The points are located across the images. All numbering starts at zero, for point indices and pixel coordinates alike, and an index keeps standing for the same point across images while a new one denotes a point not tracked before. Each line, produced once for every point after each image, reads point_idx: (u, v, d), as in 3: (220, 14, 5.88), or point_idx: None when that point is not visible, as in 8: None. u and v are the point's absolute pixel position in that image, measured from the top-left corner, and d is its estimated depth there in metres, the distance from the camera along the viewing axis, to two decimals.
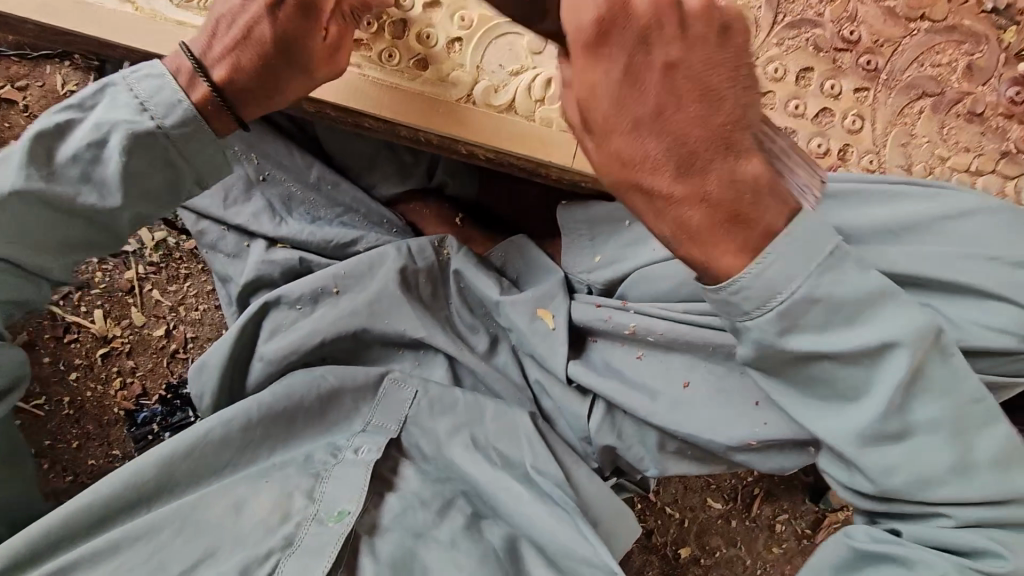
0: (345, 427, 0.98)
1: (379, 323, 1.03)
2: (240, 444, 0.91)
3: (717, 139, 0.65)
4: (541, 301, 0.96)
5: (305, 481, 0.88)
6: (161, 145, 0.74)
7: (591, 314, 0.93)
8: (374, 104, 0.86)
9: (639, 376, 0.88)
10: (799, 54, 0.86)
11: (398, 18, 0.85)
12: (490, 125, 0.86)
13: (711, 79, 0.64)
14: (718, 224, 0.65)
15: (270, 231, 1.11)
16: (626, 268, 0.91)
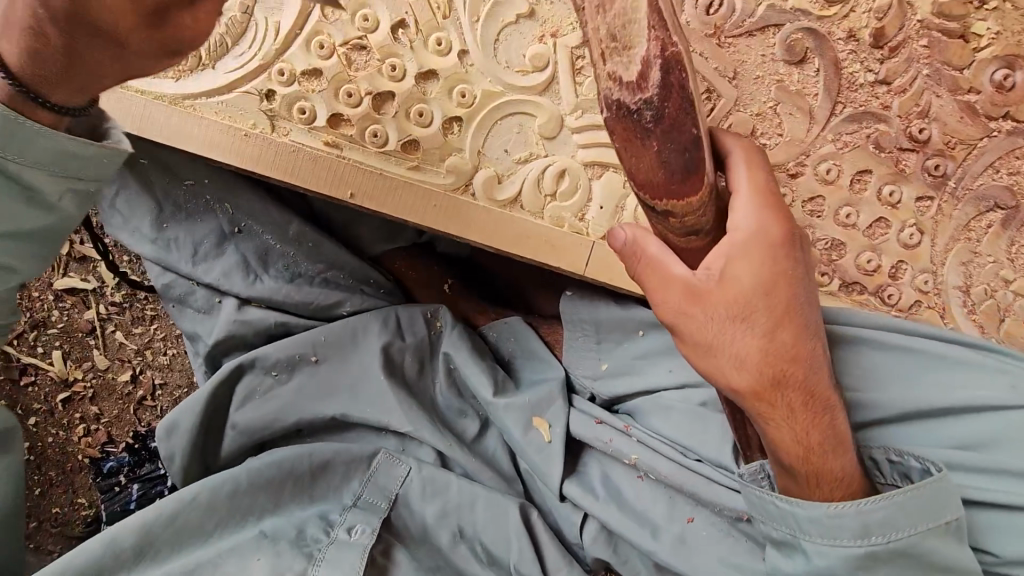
0: (336, 496, 0.89)
1: (360, 409, 0.93)
2: (227, 511, 0.84)
3: (783, 365, 0.59)
4: (536, 408, 0.87)
5: (297, 563, 0.79)
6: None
7: (588, 429, 0.84)
8: (354, 190, 0.73)
9: (640, 502, 0.80)
10: (857, 154, 0.73)
11: (385, 90, 0.71)
12: (491, 221, 0.74)
13: (797, 309, 0.60)
14: (817, 459, 0.61)
15: (241, 290, 0.97)
16: (639, 388, 0.83)
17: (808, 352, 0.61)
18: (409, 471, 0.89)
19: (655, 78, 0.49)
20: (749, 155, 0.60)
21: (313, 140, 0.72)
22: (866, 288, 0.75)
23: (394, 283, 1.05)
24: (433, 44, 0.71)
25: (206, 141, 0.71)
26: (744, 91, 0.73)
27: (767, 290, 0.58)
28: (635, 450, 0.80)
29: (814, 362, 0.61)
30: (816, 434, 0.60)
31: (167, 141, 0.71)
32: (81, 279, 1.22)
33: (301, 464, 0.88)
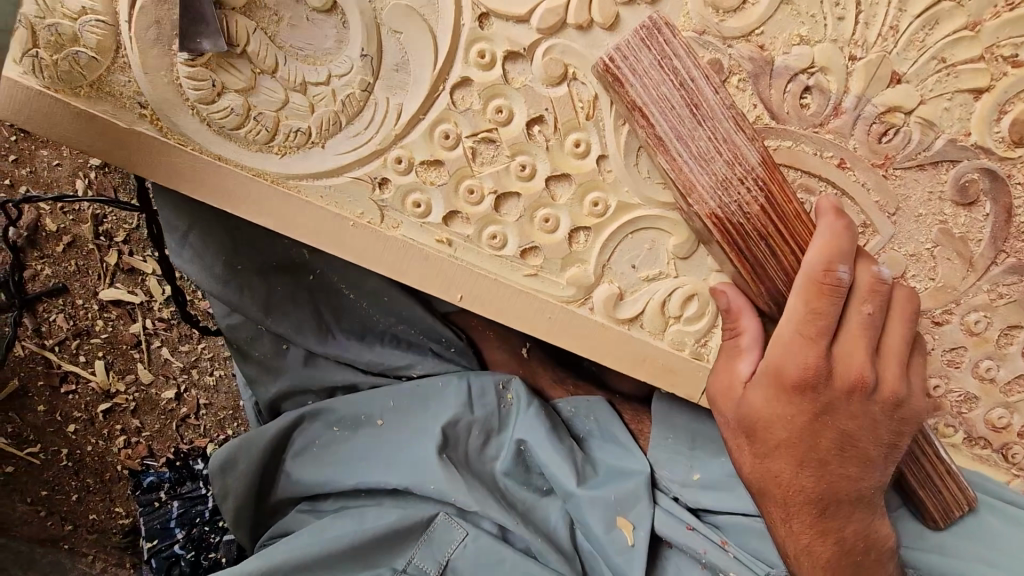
0: (387, 561, 0.86)
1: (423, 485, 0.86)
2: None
3: (790, 488, 0.62)
4: (620, 506, 0.82)
5: None
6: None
7: (680, 534, 0.81)
8: (465, 293, 0.67)
9: None
10: (1012, 308, 0.67)
11: (511, 190, 0.65)
12: (605, 338, 0.68)
13: (814, 448, 0.60)
14: (809, 570, 0.65)
15: (313, 344, 0.94)
16: (722, 506, 0.81)
17: (817, 486, 0.61)
18: (466, 537, 0.85)
19: (700, 191, 0.58)
20: (827, 294, 0.55)
21: (427, 236, 0.66)
22: (991, 445, 0.72)
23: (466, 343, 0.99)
24: (570, 145, 0.63)
25: (311, 228, 0.66)
26: (902, 229, 0.66)
27: (792, 423, 0.59)
28: (736, 568, 0.78)
29: (825, 496, 0.62)
30: (819, 550, 0.64)
31: (272, 224, 0.67)
32: (128, 291, 1.16)
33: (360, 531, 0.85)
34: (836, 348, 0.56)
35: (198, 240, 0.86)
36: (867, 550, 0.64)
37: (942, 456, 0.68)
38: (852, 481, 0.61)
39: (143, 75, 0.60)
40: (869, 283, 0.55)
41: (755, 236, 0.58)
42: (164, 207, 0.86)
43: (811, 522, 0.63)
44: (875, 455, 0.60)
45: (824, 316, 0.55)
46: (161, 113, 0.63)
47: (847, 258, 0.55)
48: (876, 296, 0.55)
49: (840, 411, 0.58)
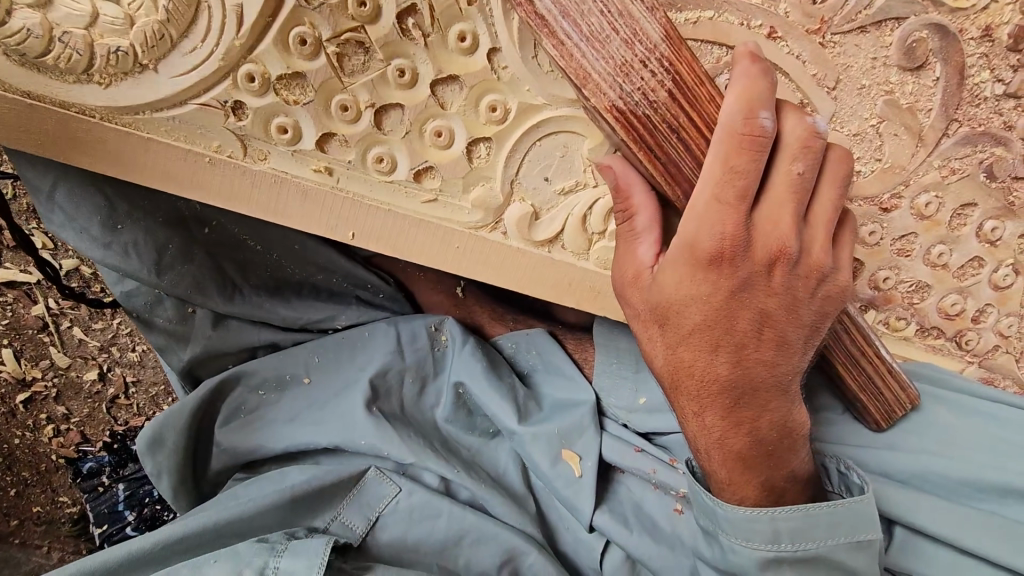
0: (308, 520, 0.84)
1: (357, 442, 0.85)
2: (191, 544, 0.79)
3: (703, 377, 0.54)
4: (566, 439, 0.80)
5: (258, 556, 0.73)
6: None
7: (623, 456, 0.79)
8: (357, 229, 0.58)
9: (674, 534, 0.78)
10: (965, 185, 0.61)
11: (392, 102, 0.55)
12: (524, 264, 0.61)
13: (731, 331, 0.52)
14: (720, 460, 0.57)
15: (221, 305, 0.87)
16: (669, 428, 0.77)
17: (732, 373, 0.53)
18: (396, 493, 0.85)
19: (593, 79, 0.48)
20: (749, 149, 0.45)
21: (302, 167, 0.56)
22: (943, 334, 0.68)
23: (394, 288, 0.94)
24: (454, 40, 0.52)
25: (161, 172, 0.55)
26: (846, 105, 0.58)
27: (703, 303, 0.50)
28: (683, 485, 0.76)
29: (738, 384, 0.53)
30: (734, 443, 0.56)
31: (117, 172, 0.55)
32: (20, 271, 1.04)
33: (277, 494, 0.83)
34: (756, 213, 0.48)
35: (66, 198, 0.77)
36: (783, 441, 0.56)
37: (883, 354, 0.60)
38: (772, 368, 0.53)
39: None
40: (800, 138, 0.46)
41: (664, 129, 0.49)
42: (18, 162, 0.75)
43: (726, 412, 0.55)
44: (796, 341, 0.53)
45: (744, 174, 0.45)
46: None
47: (768, 105, 0.45)
48: (808, 152, 0.46)
49: (759, 285, 0.50)
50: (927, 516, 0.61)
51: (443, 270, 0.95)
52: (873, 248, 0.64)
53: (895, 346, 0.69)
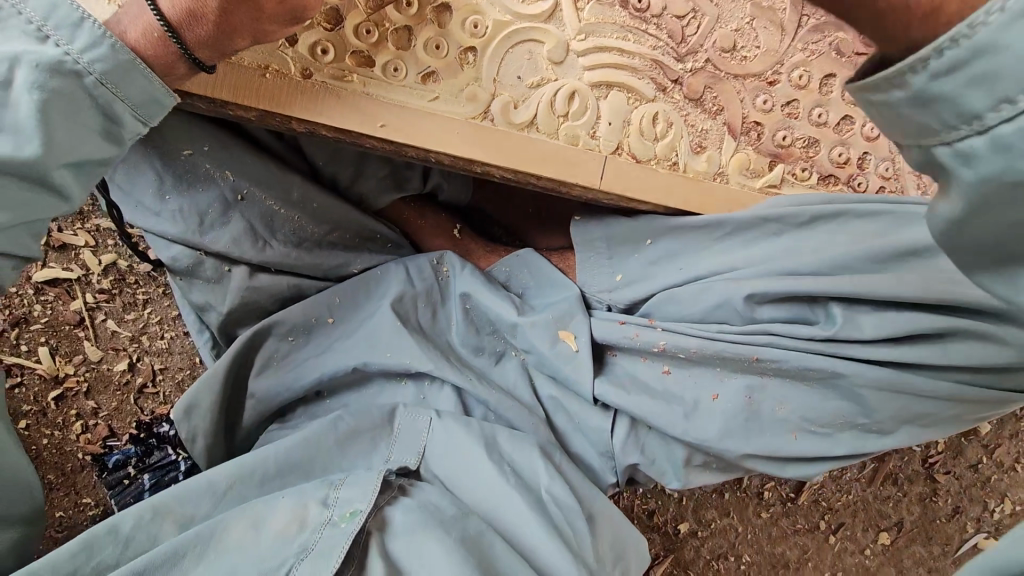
0: (362, 462, 0.92)
1: (383, 357, 0.97)
2: (258, 482, 0.87)
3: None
4: (561, 322, 0.92)
5: (319, 490, 0.82)
6: (93, 92, 0.61)
7: (612, 331, 0.89)
8: (382, 123, 0.76)
9: (667, 391, 0.86)
10: (823, 60, 0.83)
11: (402, 25, 0.75)
12: (510, 145, 0.79)
13: None
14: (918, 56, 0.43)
15: (255, 257, 1.01)
16: (645, 291, 0.89)
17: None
18: (432, 422, 0.93)
19: None
20: None
21: (338, 79, 0.75)
22: (840, 181, 0.87)
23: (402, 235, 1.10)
24: None
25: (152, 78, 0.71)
26: (724, 9, 0.81)
27: None
28: (662, 337, 0.84)
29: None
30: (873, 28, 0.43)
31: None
32: (63, 268, 1.17)
33: (327, 434, 0.91)
34: None
35: (125, 170, 0.95)
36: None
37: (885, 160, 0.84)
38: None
39: None
40: None
41: None
42: None
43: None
44: None
45: None
46: None
47: None
48: None
49: None
50: (861, 285, 0.75)
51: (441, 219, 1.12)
52: (768, 112, 0.84)
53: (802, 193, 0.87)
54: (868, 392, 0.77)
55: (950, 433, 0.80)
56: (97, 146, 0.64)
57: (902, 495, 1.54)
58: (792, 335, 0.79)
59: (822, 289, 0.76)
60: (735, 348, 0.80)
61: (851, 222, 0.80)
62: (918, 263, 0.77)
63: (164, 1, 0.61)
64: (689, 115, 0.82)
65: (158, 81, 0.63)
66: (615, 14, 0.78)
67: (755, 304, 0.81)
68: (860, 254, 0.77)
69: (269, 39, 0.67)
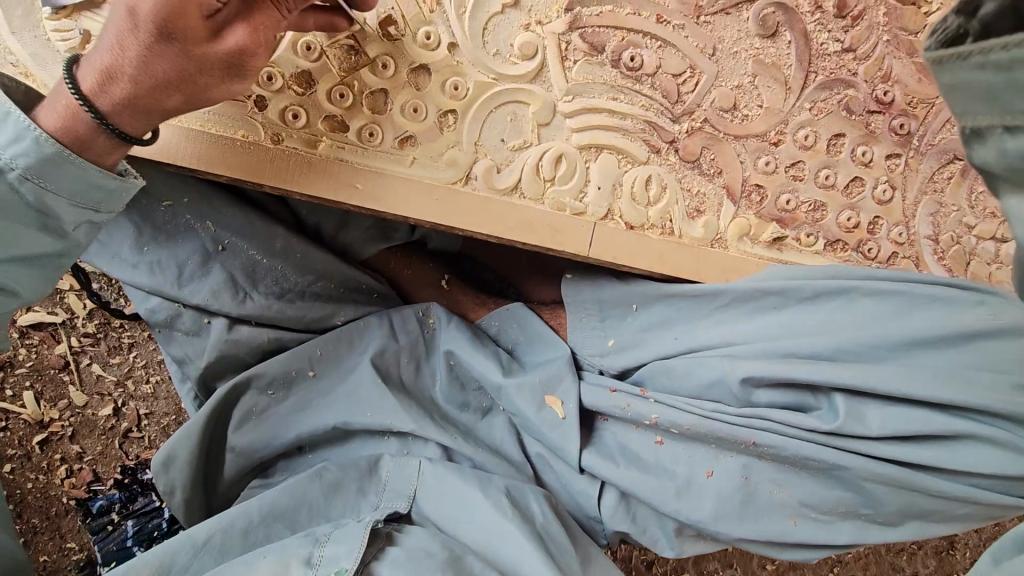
0: (351, 511, 0.86)
1: (363, 416, 0.92)
2: (242, 540, 0.81)
3: None
4: (548, 386, 0.86)
5: (303, 548, 0.77)
6: (19, 188, 0.58)
7: (602, 398, 0.83)
8: (356, 190, 0.72)
9: (659, 465, 0.80)
10: (831, 119, 0.78)
11: (377, 88, 0.71)
12: (492, 212, 0.74)
13: None
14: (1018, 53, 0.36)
15: (234, 310, 0.97)
16: (639, 358, 0.84)
17: None
18: (421, 463, 0.89)
19: None
20: None
21: (310, 144, 0.71)
22: (849, 246, 0.81)
23: (387, 285, 1.07)
24: (422, 38, 0.70)
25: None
26: (724, 66, 0.75)
27: None
28: (653, 410, 0.79)
29: None
30: None
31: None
32: (48, 312, 1.16)
33: (313, 485, 0.87)
34: None
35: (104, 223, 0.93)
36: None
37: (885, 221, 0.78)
38: None
39: (10, 34, 0.65)
40: None
41: None
42: None
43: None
44: None
45: None
46: (32, 67, 0.66)
47: None
48: None
49: None
50: (866, 378, 0.70)
51: (429, 267, 1.09)
52: (771, 175, 0.78)
53: (807, 259, 0.80)
54: (873, 485, 0.71)
55: (966, 529, 0.74)
56: (37, 239, 0.62)
57: (916, 548, 1.46)
58: (794, 424, 0.73)
59: (824, 377, 0.71)
60: (731, 429, 0.74)
61: (860, 302, 0.74)
62: (927, 353, 0.71)
63: (82, 72, 0.57)
64: (686, 178, 0.77)
65: (83, 164, 0.59)
66: (605, 74, 0.74)
67: (751, 388, 0.76)
68: (862, 340, 0.71)
69: (201, 99, 0.60)
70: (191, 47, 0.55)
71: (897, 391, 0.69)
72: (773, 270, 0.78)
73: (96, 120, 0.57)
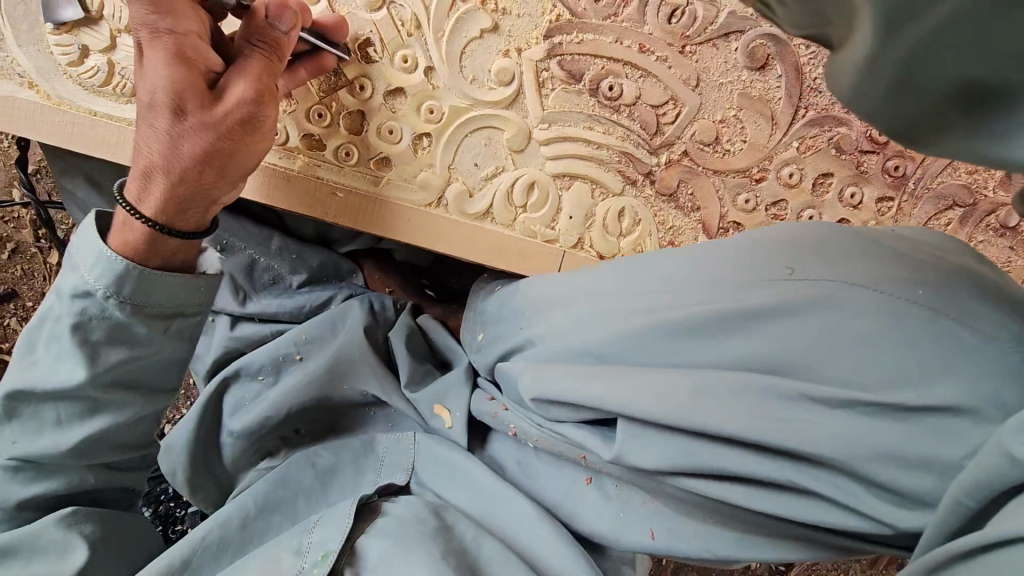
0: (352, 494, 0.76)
1: (343, 391, 0.85)
2: (245, 534, 0.72)
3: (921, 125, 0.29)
4: (440, 395, 0.82)
5: (293, 537, 0.67)
6: (110, 309, 0.59)
7: (481, 407, 0.77)
8: (330, 209, 0.75)
9: (544, 478, 0.70)
10: (818, 157, 0.75)
11: (354, 109, 0.72)
12: (461, 235, 0.76)
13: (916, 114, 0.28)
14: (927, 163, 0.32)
15: (235, 310, 0.96)
16: (496, 354, 0.72)
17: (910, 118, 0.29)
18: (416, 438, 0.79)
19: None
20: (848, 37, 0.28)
21: (288, 160, 0.73)
22: None
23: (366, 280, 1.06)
24: (399, 62, 0.71)
25: (87, 138, 0.72)
26: (708, 98, 0.73)
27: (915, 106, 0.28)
28: (517, 420, 0.71)
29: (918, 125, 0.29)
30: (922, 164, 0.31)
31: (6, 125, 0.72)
32: None
33: (306, 472, 0.77)
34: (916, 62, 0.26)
35: None
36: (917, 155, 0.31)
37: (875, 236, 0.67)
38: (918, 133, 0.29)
39: (16, 46, 0.70)
40: None
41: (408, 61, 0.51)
42: None
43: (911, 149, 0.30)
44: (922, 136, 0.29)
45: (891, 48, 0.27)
46: (38, 79, 0.71)
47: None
48: None
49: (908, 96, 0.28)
50: (732, 415, 0.50)
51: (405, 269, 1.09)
52: (750, 213, 0.77)
53: None
54: None
55: None
56: (150, 348, 0.62)
57: None
58: (589, 449, 0.62)
59: (606, 403, 0.55)
60: (562, 445, 0.65)
61: (784, 248, 0.57)
62: (784, 328, 0.52)
63: (132, 188, 0.60)
64: (661, 211, 0.76)
65: (168, 276, 0.60)
66: (581, 102, 0.73)
67: (614, 413, 0.57)
68: (675, 325, 0.56)
69: (234, 169, 0.63)
70: (206, 117, 0.59)
71: (768, 364, 0.52)
72: (644, 255, 0.65)
73: (156, 229, 0.59)
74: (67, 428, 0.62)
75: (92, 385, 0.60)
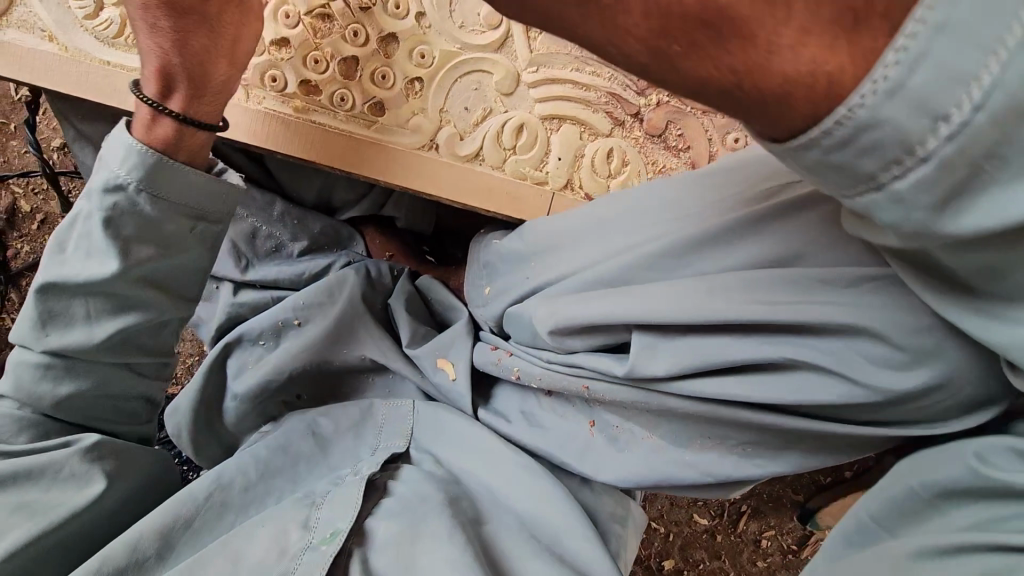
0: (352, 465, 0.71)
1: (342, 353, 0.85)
2: (242, 502, 0.66)
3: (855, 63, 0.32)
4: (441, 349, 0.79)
5: (298, 511, 0.62)
6: (131, 243, 0.59)
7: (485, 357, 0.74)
8: (326, 153, 0.77)
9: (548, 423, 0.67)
10: None
11: (350, 55, 0.75)
12: (453, 177, 0.77)
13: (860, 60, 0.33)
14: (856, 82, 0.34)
15: (239, 275, 0.97)
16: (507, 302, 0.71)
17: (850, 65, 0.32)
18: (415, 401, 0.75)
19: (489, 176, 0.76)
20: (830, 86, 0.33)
21: (283, 105, 0.76)
22: None
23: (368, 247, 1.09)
24: (391, 7, 0.74)
25: (102, 87, 0.76)
26: None
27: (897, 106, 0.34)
28: (517, 363, 0.68)
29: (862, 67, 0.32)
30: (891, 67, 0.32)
31: (29, 78, 0.76)
32: None
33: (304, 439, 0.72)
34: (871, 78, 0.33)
35: None
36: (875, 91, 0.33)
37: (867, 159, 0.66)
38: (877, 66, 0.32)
39: (38, 2, 0.75)
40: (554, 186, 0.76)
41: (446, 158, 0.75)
42: None
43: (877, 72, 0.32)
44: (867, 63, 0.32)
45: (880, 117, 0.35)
46: (56, 32, 0.75)
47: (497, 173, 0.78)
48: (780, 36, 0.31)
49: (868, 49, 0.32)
50: (735, 309, 0.50)
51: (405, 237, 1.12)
52: None
53: None
54: None
55: None
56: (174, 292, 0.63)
57: None
58: (601, 373, 0.59)
59: (613, 317, 0.55)
60: (563, 381, 0.62)
61: (765, 159, 0.57)
62: (768, 230, 0.52)
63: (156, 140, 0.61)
64: (650, 153, 0.77)
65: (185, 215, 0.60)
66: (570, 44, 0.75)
67: (630, 331, 0.57)
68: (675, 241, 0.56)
69: (248, 114, 0.65)
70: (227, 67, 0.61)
71: (769, 259, 0.52)
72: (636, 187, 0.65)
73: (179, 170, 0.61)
74: (85, 363, 0.62)
75: (110, 319, 0.61)
